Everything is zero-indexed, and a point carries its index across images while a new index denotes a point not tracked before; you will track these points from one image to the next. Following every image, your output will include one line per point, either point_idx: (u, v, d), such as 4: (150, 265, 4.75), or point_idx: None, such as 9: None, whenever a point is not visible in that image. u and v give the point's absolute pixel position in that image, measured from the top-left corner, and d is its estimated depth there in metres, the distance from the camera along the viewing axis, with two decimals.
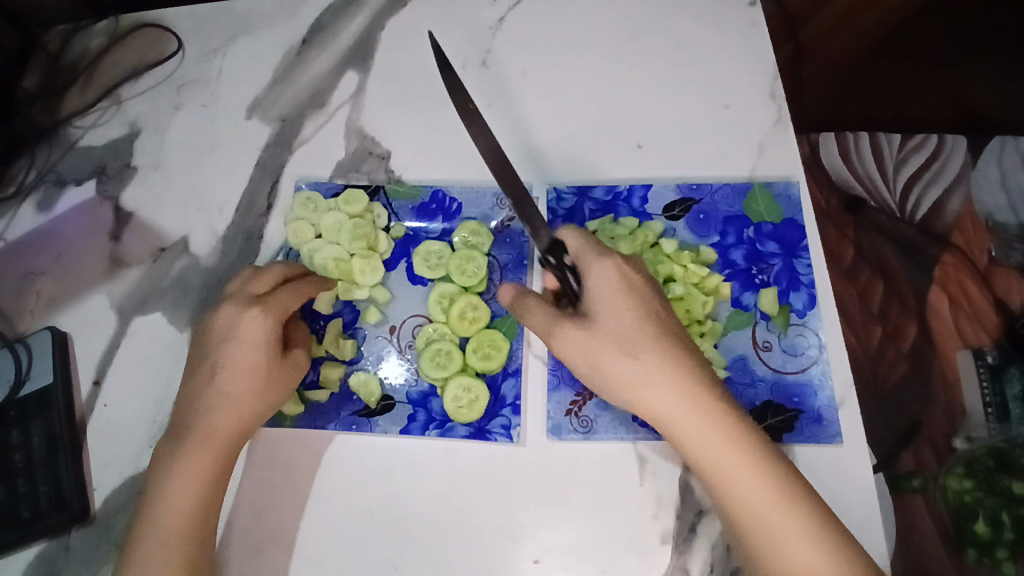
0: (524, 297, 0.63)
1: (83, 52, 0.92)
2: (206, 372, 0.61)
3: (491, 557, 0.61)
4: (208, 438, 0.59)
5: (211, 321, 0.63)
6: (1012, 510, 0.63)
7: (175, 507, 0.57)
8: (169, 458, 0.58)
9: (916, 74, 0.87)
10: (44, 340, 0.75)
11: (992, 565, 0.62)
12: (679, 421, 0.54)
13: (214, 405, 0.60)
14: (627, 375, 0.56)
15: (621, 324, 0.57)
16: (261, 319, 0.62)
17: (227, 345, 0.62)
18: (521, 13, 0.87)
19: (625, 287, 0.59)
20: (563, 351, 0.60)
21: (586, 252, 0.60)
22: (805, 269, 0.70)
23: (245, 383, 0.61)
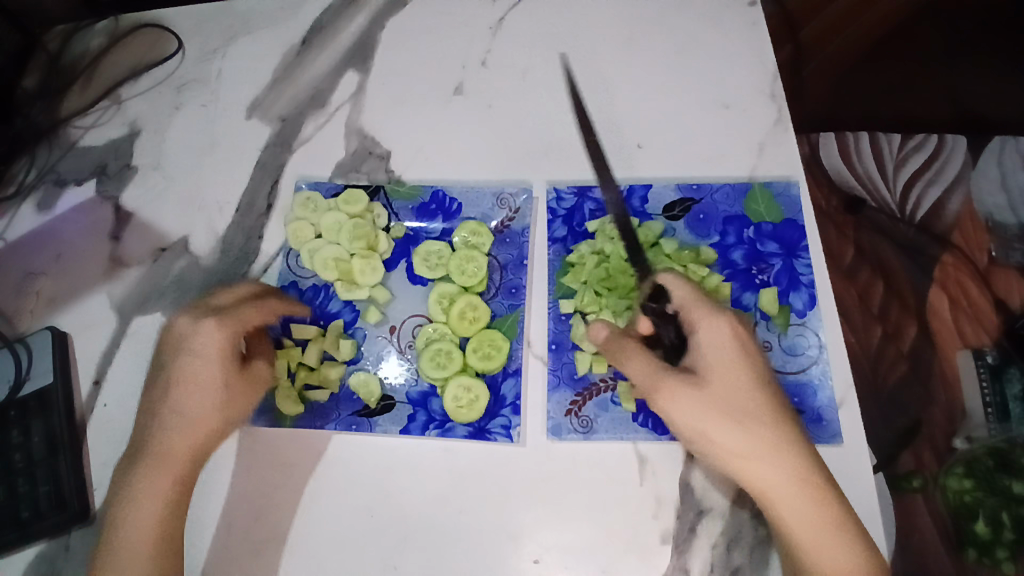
0: (625, 342, 0.64)
1: (83, 52, 0.91)
2: (165, 383, 0.65)
3: (491, 557, 0.61)
4: (164, 451, 0.63)
5: (170, 330, 0.67)
6: (1012, 509, 0.63)
7: (144, 509, 0.61)
8: (138, 463, 0.63)
9: (915, 74, 0.88)
10: (44, 340, 0.75)
11: (992, 564, 0.62)
12: (780, 486, 0.57)
13: (171, 417, 0.64)
14: (736, 439, 0.59)
15: (733, 390, 0.61)
16: (215, 330, 0.65)
17: (182, 358, 0.65)
18: (521, 13, 0.87)
19: (733, 346, 0.62)
20: (670, 409, 0.61)
21: (697, 308, 0.64)
22: (805, 269, 0.70)
23: (200, 396, 0.64)
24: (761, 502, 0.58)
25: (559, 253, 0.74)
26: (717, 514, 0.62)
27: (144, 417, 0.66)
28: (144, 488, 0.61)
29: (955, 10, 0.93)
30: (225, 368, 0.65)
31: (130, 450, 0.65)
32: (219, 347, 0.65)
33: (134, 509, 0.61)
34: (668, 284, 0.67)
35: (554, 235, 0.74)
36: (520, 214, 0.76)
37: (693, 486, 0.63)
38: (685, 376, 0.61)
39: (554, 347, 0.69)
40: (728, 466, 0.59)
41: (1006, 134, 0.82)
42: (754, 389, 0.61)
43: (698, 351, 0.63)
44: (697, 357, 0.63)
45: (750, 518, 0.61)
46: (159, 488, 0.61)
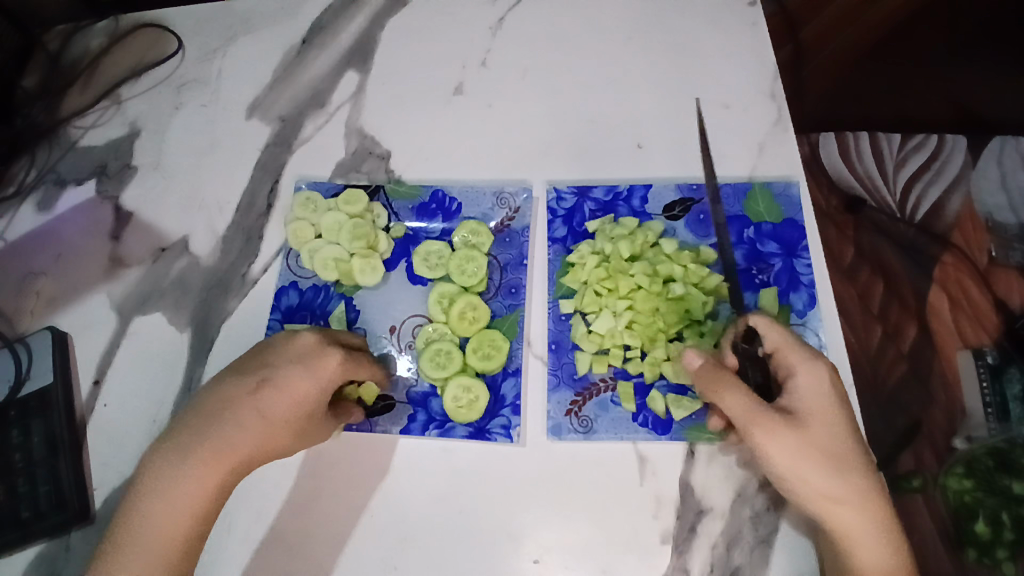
0: (722, 373, 0.57)
1: (83, 53, 0.92)
2: (242, 406, 0.57)
3: (491, 557, 0.61)
4: (174, 506, 0.54)
5: (289, 341, 0.60)
6: (1012, 510, 0.63)
7: (162, 519, 0.54)
8: (172, 467, 0.55)
9: (914, 76, 0.88)
10: (44, 340, 0.75)
11: (993, 565, 0.62)
12: (866, 538, 0.54)
13: (198, 466, 0.55)
14: (834, 486, 0.54)
15: (836, 436, 0.55)
16: (338, 364, 0.59)
17: (289, 369, 0.58)
18: (521, 12, 0.87)
19: (835, 394, 0.56)
20: (765, 450, 0.55)
21: (795, 350, 0.58)
22: (805, 269, 0.70)
23: (259, 446, 0.57)
24: (836, 542, 0.55)
25: (558, 253, 0.74)
26: (717, 513, 0.62)
27: (173, 437, 0.57)
28: (136, 559, 0.53)
29: (954, 11, 0.93)
30: (301, 422, 0.58)
31: (173, 437, 0.57)
32: (304, 393, 0.58)
33: (158, 504, 0.54)
34: (761, 326, 0.60)
35: (554, 235, 0.75)
36: (520, 213, 0.76)
37: (693, 486, 0.63)
38: (785, 416, 0.55)
39: (554, 347, 0.69)
40: (814, 509, 0.55)
41: (1007, 133, 0.81)
42: (849, 434, 0.55)
43: (793, 392, 0.57)
44: (794, 399, 0.57)
45: (750, 519, 0.61)
46: (158, 556, 0.53)
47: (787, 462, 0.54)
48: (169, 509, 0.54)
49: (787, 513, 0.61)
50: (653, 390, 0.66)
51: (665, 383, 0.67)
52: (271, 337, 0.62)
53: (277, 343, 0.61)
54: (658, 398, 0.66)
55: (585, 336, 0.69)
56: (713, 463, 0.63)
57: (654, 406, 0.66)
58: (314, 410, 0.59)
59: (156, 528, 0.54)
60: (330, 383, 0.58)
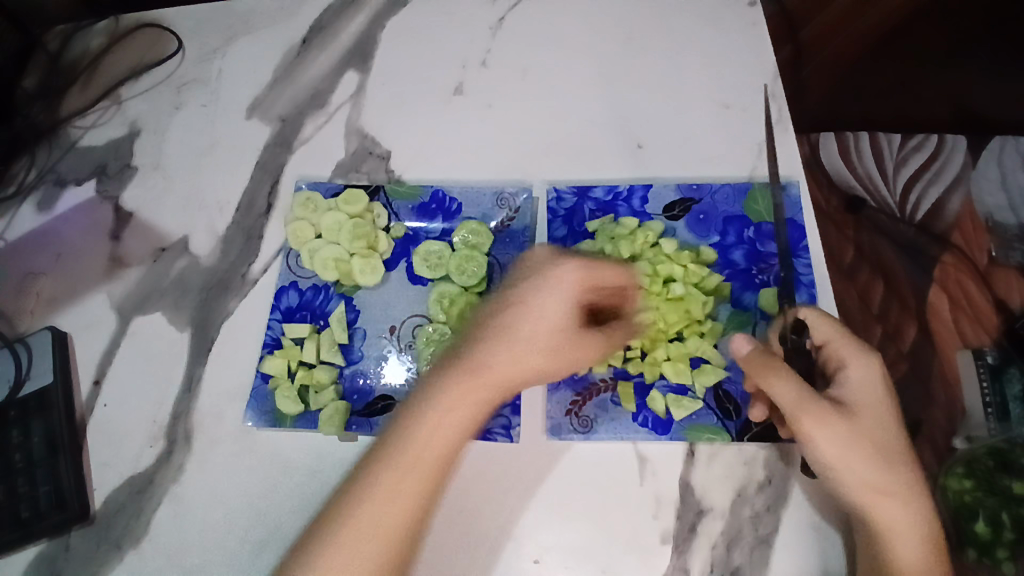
0: (771, 359, 0.56)
1: (83, 53, 0.92)
2: (506, 321, 0.53)
3: (491, 557, 0.61)
4: (422, 435, 0.49)
5: (532, 257, 0.58)
6: (1012, 510, 0.61)
7: (426, 455, 0.48)
8: (430, 397, 0.50)
9: (911, 79, 0.89)
10: (44, 339, 0.75)
11: (992, 565, 0.60)
12: (908, 532, 0.53)
13: (453, 384, 0.51)
14: (879, 477, 0.53)
15: (885, 428, 0.54)
16: (572, 270, 0.55)
17: (535, 287, 0.55)
18: (521, 13, 0.87)
19: (886, 387, 0.56)
20: (814, 438, 0.53)
21: (846, 343, 0.58)
22: (805, 269, 0.69)
23: (517, 364, 0.52)
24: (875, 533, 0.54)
25: None
26: (717, 514, 0.62)
27: (445, 365, 0.53)
28: (380, 492, 0.47)
29: (953, 11, 0.94)
30: (558, 336, 0.54)
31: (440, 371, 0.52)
32: (556, 307, 0.54)
33: (414, 440, 0.49)
34: (811, 318, 0.60)
35: (554, 235, 0.75)
36: (520, 214, 0.76)
37: (693, 486, 0.63)
38: (835, 406, 0.54)
39: None
40: (856, 499, 0.54)
41: (1009, 132, 0.81)
42: (898, 428, 0.55)
43: (844, 383, 0.56)
44: (845, 389, 0.56)
45: (750, 519, 0.61)
46: (408, 499, 0.47)
47: (838, 450, 0.53)
48: (417, 439, 0.49)
49: (787, 513, 0.61)
50: (653, 390, 0.66)
51: (665, 383, 0.67)
52: (524, 261, 0.58)
53: (525, 265, 0.57)
54: (658, 398, 0.66)
55: None
56: (713, 463, 0.63)
57: (654, 406, 0.66)
58: (569, 324, 0.54)
59: (407, 459, 0.48)
60: (575, 290, 0.55)
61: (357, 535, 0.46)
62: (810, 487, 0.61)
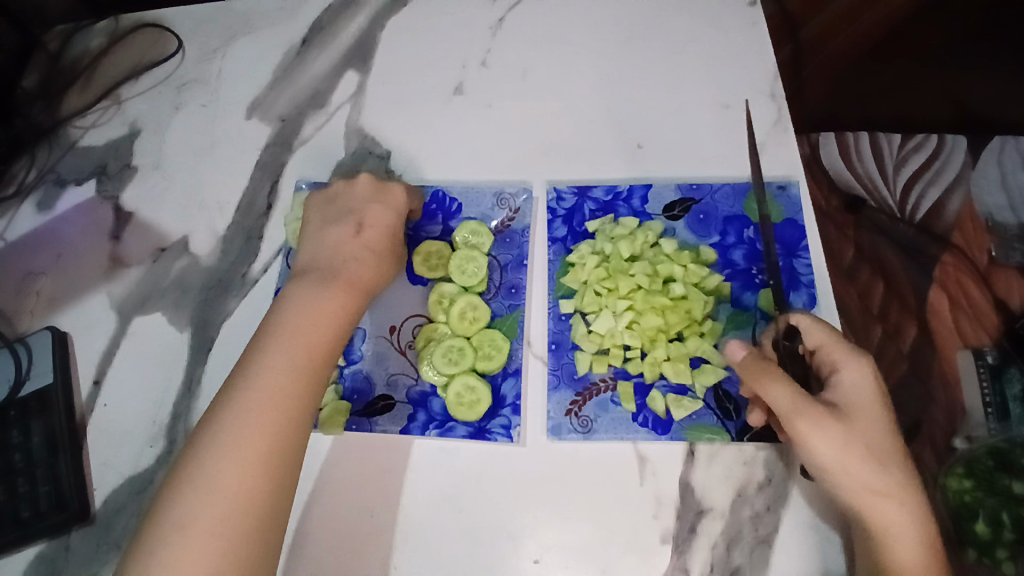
0: (767, 365, 0.57)
1: (83, 52, 0.92)
2: (372, 241, 0.65)
3: (491, 557, 0.61)
4: (313, 317, 0.56)
5: (349, 188, 0.70)
6: (1013, 510, 0.63)
7: (311, 336, 0.55)
8: (313, 291, 0.58)
9: (911, 79, 0.89)
10: (45, 340, 0.75)
11: (993, 565, 0.61)
12: (908, 532, 0.52)
13: (334, 292, 0.59)
14: (877, 478, 0.52)
15: (879, 430, 0.54)
16: (387, 209, 0.68)
17: (365, 206, 0.68)
18: (521, 13, 0.87)
19: (880, 390, 0.56)
20: (811, 441, 0.53)
21: (839, 347, 0.58)
22: (805, 269, 0.70)
23: (368, 270, 0.63)
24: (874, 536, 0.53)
25: (558, 253, 0.74)
26: (717, 514, 0.62)
27: (294, 282, 0.61)
28: (262, 378, 0.51)
29: (953, 13, 0.94)
30: (386, 249, 0.66)
31: (309, 278, 0.60)
32: (388, 219, 0.68)
33: (302, 324, 0.55)
34: (803, 324, 0.60)
35: (554, 235, 0.75)
36: (520, 214, 0.76)
37: (693, 486, 0.63)
38: (829, 409, 0.54)
39: (554, 347, 0.69)
40: (855, 502, 0.53)
41: (1009, 133, 0.81)
42: (892, 430, 0.54)
43: (838, 387, 0.56)
44: (839, 393, 0.56)
45: (750, 519, 0.61)
46: (296, 372, 0.52)
47: (835, 451, 0.53)
48: (302, 334, 0.54)
49: (787, 513, 0.61)
50: (653, 390, 0.66)
51: (665, 383, 0.67)
52: (326, 189, 0.71)
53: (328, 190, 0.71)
54: (658, 398, 0.66)
55: (585, 336, 0.69)
56: (713, 463, 0.63)
57: (654, 406, 0.66)
58: (398, 235, 0.68)
59: (307, 333, 0.55)
60: (399, 211, 0.69)
61: (245, 421, 0.48)
62: (809, 488, 0.61)
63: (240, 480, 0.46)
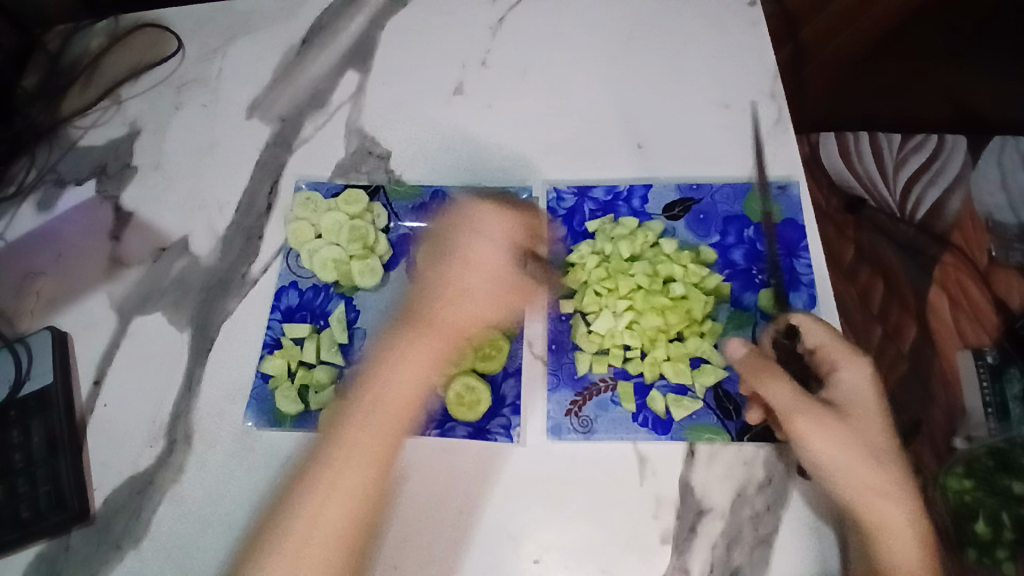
0: (766, 366, 0.63)
1: (83, 52, 0.92)
2: (465, 287, 0.72)
3: (491, 557, 0.61)
4: (411, 370, 0.67)
5: (446, 219, 0.76)
6: (1012, 510, 0.62)
7: (399, 383, 0.67)
8: (407, 338, 0.69)
9: (911, 78, 0.89)
10: (46, 341, 0.74)
11: (994, 565, 0.60)
12: (894, 522, 0.58)
13: (420, 339, 0.69)
14: (868, 473, 0.59)
15: (870, 430, 0.60)
16: (499, 245, 0.73)
17: (468, 243, 0.74)
18: (521, 13, 0.87)
19: (874, 390, 0.61)
20: (807, 439, 0.59)
21: (839, 347, 0.62)
22: (805, 269, 0.70)
23: (472, 313, 0.70)
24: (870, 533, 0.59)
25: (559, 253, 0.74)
26: (718, 514, 0.61)
27: (394, 324, 0.71)
28: (358, 415, 0.65)
29: (953, 13, 0.94)
30: (495, 292, 0.71)
31: (404, 323, 0.71)
32: (496, 260, 0.72)
33: (394, 370, 0.67)
34: (804, 325, 0.64)
35: (554, 235, 0.75)
36: (520, 214, 0.76)
37: (693, 486, 0.63)
38: (828, 409, 0.60)
39: (554, 347, 0.69)
40: (852, 500, 0.59)
41: (1008, 133, 0.81)
42: (882, 428, 0.61)
43: (836, 388, 0.62)
44: (837, 393, 0.62)
45: (751, 519, 0.61)
46: (391, 415, 0.65)
47: (829, 451, 0.59)
48: (389, 386, 0.66)
49: (787, 513, 0.61)
50: (653, 390, 0.66)
51: (665, 383, 0.67)
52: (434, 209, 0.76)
53: (370, 206, 0.77)
54: (658, 398, 0.66)
55: (585, 336, 0.69)
56: (713, 463, 0.63)
57: (654, 406, 0.66)
58: (503, 277, 0.72)
59: (392, 397, 0.66)
60: (510, 243, 0.74)
61: (348, 454, 0.62)
62: (810, 488, 0.61)
63: (347, 500, 0.60)
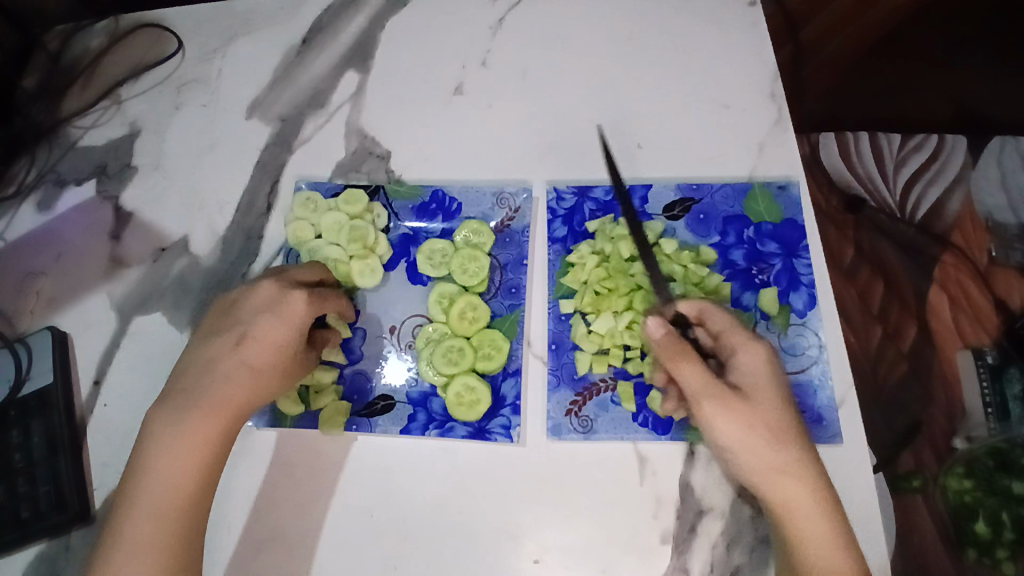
0: (684, 344, 0.58)
1: (82, 52, 0.92)
2: (260, 361, 0.60)
3: (491, 557, 0.61)
4: (217, 411, 0.58)
5: (249, 295, 0.63)
6: (1012, 510, 0.63)
7: (199, 429, 0.57)
8: (181, 405, 0.58)
9: (913, 77, 0.89)
10: (44, 340, 0.75)
11: (992, 564, 0.61)
12: (805, 508, 0.55)
13: (197, 413, 0.57)
14: (774, 455, 0.56)
15: (776, 411, 0.57)
16: (279, 321, 0.61)
17: (259, 317, 0.61)
18: (521, 12, 0.87)
19: (775, 374, 0.59)
20: (714, 423, 0.57)
21: (737, 332, 0.61)
22: (805, 269, 0.70)
23: (235, 402, 0.59)
24: (784, 517, 0.55)
25: (558, 253, 0.74)
26: (718, 514, 0.61)
27: (203, 358, 0.60)
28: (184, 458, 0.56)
29: (955, 11, 0.93)
30: (279, 368, 0.61)
31: (174, 393, 0.59)
32: (280, 335, 0.61)
33: (168, 451, 0.56)
34: (706, 312, 0.63)
35: (554, 235, 0.74)
36: (520, 214, 0.76)
37: (693, 486, 0.63)
38: (732, 391, 0.58)
39: (554, 347, 0.69)
40: (759, 480, 0.56)
41: (1008, 134, 0.81)
42: (789, 412, 0.58)
43: (738, 370, 0.60)
44: (738, 376, 0.59)
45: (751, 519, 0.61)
46: (176, 480, 0.56)
47: (736, 434, 0.57)
48: (213, 411, 0.58)
49: None
50: (653, 390, 0.66)
51: None
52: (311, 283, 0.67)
53: (371, 208, 0.77)
54: (658, 398, 0.66)
55: (585, 336, 0.69)
56: (713, 463, 0.63)
57: (653, 406, 0.66)
58: (289, 352, 0.62)
59: (162, 486, 0.55)
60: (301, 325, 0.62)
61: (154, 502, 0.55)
62: None
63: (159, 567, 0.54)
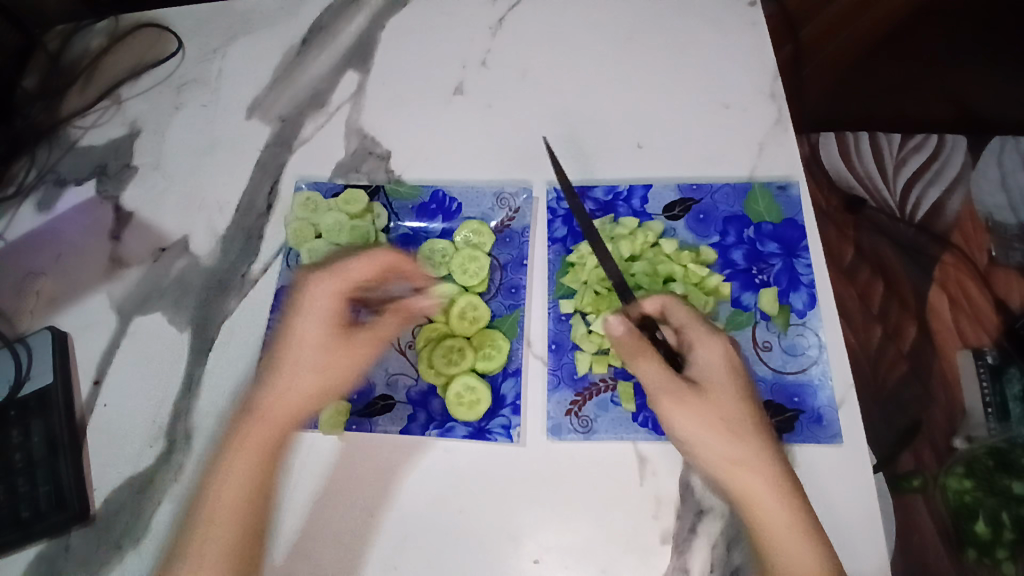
0: (643, 347, 0.65)
1: (83, 52, 0.92)
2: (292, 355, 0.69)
3: (491, 557, 0.61)
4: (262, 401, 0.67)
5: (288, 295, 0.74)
6: (1013, 510, 0.62)
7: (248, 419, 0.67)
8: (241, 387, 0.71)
9: (912, 77, 0.89)
10: (44, 340, 0.75)
11: (993, 565, 0.61)
12: (761, 496, 0.59)
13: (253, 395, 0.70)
14: (727, 448, 0.61)
15: (732, 406, 0.62)
16: (309, 318, 0.70)
17: (293, 315, 0.71)
18: (521, 13, 0.87)
19: (733, 370, 0.64)
20: (671, 420, 0.62)
21: (698, 330, 0.65)
22: (805, 269, 0.70)
23: (276, 392, 0.67)
24: (742, 505, 0.60)
25: (558, 253, 0.74)
26: (717, 513, 0.61)
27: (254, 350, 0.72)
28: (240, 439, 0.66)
29: (955, 10, 0.93)
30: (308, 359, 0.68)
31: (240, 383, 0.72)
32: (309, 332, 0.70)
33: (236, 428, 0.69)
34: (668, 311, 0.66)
35: (554, 235, 0.74)
36: (520, 214, 0.76)
37: (693, 486, 0.62)
38: (688, 389, 0.63)
39: (554, 347, 0.69)
40: (718, 471, 0.61)
41: (1008, 133, 0.81)
42: (746, 406, 0.62)
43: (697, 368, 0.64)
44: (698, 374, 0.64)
45: None
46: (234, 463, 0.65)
47: (692, 429, 0.62)
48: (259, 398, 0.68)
49: None
50: None
51: None
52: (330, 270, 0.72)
53: (371, 208, 0.77)
54: None
55: (585, 336, 0.69)
56: None
57: None
58: (316, 346, 0.69)
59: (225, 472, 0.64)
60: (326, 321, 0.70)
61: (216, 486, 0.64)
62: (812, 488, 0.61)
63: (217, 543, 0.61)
